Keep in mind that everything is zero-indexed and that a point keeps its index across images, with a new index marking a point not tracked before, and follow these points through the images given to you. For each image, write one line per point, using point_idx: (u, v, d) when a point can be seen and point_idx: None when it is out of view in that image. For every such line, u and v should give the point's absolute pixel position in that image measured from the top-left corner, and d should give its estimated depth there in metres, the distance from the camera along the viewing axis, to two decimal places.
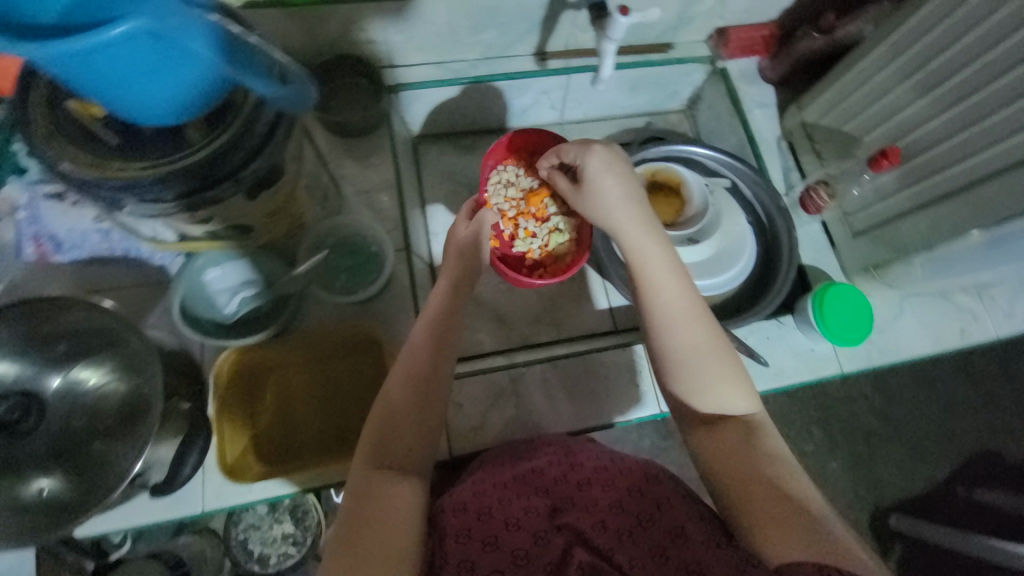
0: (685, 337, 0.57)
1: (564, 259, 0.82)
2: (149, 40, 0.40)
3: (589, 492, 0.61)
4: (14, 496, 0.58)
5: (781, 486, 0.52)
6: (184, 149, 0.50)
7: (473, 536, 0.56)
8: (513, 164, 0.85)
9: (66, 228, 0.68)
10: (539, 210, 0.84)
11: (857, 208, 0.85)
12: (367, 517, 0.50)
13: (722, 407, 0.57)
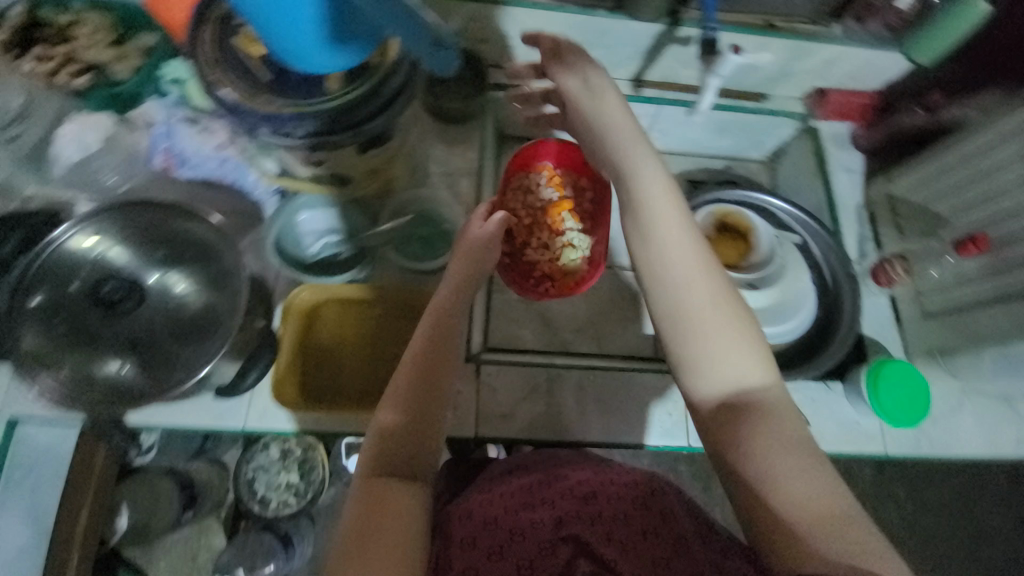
0: (689, 292, 0.55)
1: (573, 275, 0.83)
2: None
3: (594, 505, 0.59)
4: (93, 372, 0.64)
5: (810, 479, 0.48)
6: (323, 96, 0.57)
7: (477, 545, 0.57)
8: (536, 174, 0.87)
9: (189, 146, 0.75)
10: (556, 223, 0.85)
11: (933, 288, 0.84)
12: (369, 522, 0.50)
13: (733, 375, 0.53)
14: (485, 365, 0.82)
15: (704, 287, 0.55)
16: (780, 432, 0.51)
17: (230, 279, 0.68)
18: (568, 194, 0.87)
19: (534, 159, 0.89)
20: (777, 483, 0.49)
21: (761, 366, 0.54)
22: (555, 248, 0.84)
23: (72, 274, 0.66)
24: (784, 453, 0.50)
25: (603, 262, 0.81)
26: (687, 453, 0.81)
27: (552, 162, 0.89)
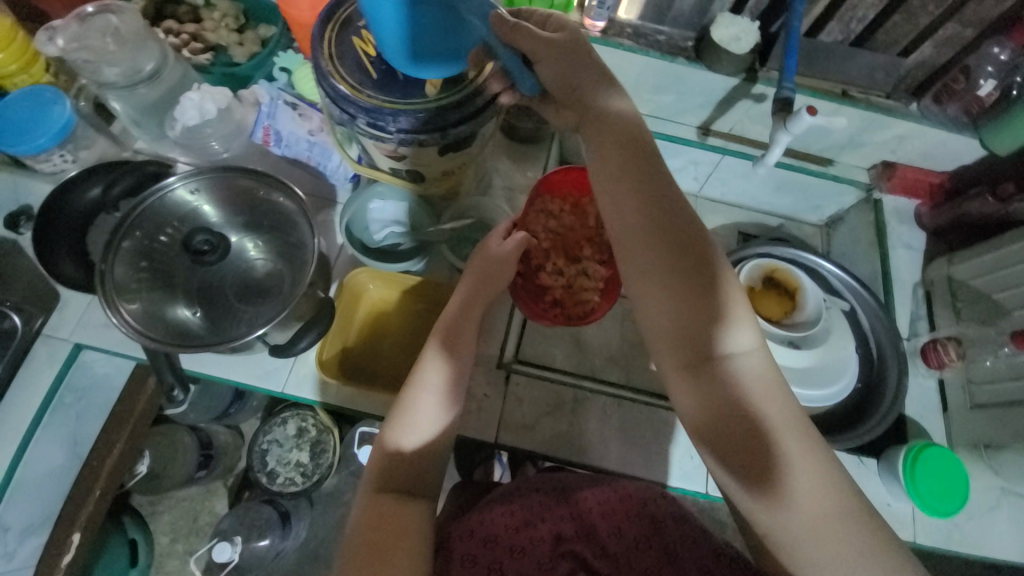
0: (661, 262, 0.53)
1: (583, 305, 0.79)
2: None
3: (589, 518, 0.63)
4: (162, 311, 0.69)
5: (807, 482, 0.47)
6: (419, 97, 0.62)
7: (478, 562, 0.58)
8: (559, 198, 0.84)
9: (286, 126, 0.82)
10: (574, 249, 0.82)
11: (986, 378, 0.82)
12: (378, 538, 0.54)
13: (718, 354, 0.51)
14: (515, 374, 0.84)
15: (679, 257, 0.53)
16: (767, 414, 0.50)
17: (300, 250, 0.74)
18: (590, 221, 0.83)
19: (565, 181, 0.85)
20: (757, 480, 0.48)
21: (742, 334, 0.52)
22: (571, 274, 0.80)
23: (164, 223, 0.72)
24: (773, 442, 0.49)
25: (615, 296, 0.78)
26: (702, 500, 0.79)
27: (577, 186, 0.85)
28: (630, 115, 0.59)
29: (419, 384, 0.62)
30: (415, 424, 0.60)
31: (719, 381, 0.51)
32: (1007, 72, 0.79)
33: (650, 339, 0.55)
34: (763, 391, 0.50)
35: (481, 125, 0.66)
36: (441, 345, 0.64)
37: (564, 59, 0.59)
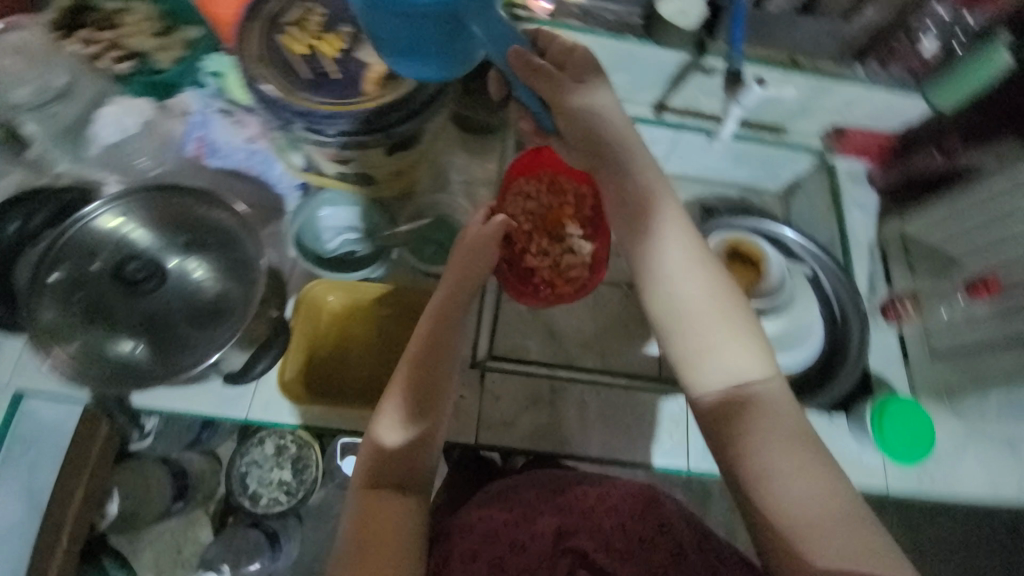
0: (684, 281, 0.56)
1: (572, 284, 0.77)
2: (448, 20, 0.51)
3: (594, 516, 0.62)
4: (104, 348, 0.64)
5: (811, 482, 0.51)
6: (359, 98, 0.60)
7: (479, 558, 0.60)
8: (533, 179, 0.82)
9: (224, 138, 0.80)
10: (556, 229, 0.80)
11: (942, 330, 0.84)
12: (372, 544, 0.54)
13: (733, 370, 0.55)
14: (490, 372, 0.83)
15: (693, 275, 0.57)
16: (775, 425, 0.53)
17: (247, 267, 0.70)
18: (569, 200, 0.82)
19: (537, 162, 0.83)
20: (768, 479, 0.51)
21: (755, 355, 0.56)
22: (556, 254, 0.79)
23: (97, 254, 0.68)
24: (783, 449, 0.52)
25: (604, 270, 0.78)
26: (688, 476, 0.80)
27: (550, 165, 0.84)
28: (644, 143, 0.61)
29: (411, 385, 0.60)
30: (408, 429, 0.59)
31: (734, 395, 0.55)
32: (949, 29, 0.80)
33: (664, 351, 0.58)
34: (781, 405, 0.55)
35: (427, 121, 0.62)
36: (429, 351, 0.62)
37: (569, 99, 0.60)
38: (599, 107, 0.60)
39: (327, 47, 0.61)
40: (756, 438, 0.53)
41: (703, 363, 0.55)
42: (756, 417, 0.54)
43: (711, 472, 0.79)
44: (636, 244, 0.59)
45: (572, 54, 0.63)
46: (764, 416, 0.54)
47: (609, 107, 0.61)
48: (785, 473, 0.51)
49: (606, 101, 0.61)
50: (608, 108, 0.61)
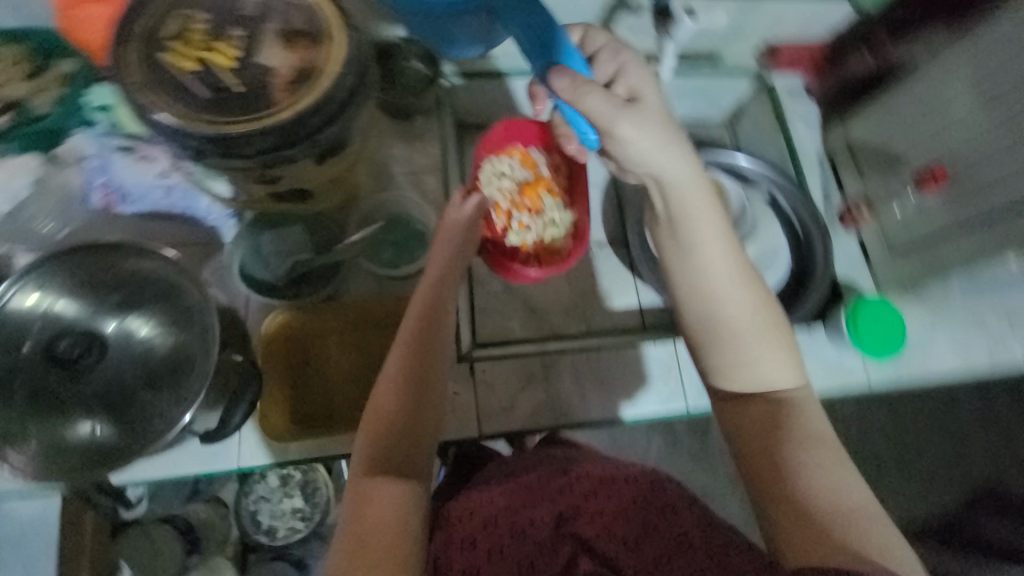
0: (730, 289, 0.58)
1: (558, 253, 0.85)
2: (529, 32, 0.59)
3: (594, 503, 0.62)
4: (64, 434, 0.60)
5: (832, 479, 0.53)
6: (269, 108, 0.52)
7: (479, 545, 0.58)
8: (506, 156, 0.88)
9: (133, 180, 0.73)
10: (534, 203, 0.87)
11: (897, 228, 0.85)
12: (369, 530, 0.51)
13: (766, 376, 0.58)
14: (478, 363, 0.81)
15: (742, 288, 0.58)
16: (802, 427, 0.56)
17: (197, 314, 0.64)
18: (542, 172, 0.89)
19: (507, 139, 0.89)
20: (788, 470, 0.54)
21: (789, 367, 0.58)
22: (538, 227, 0.86)
23: (24, 335, 0.61)
24: (807, 447, 0.55)
25: (585, 236, 0.85)
26: (688, 416, 0.83)
27: (520, 140, 0.90)
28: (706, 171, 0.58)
29: (398, 398, 0.59)
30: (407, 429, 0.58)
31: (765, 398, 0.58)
32: None
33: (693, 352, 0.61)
34: (813, 422, 0.57)
35: (354, 119, 0.56)
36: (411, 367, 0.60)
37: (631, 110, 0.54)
38: (650, 135, 0.54)
39: (220, 58, 0.53)
40: (784, 444, 0.55)
41: (741, 369, 0.58)
42: (785, 424, 0.56)
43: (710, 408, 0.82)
44: (682, 263, 0.59)
45: (622, 78, 0.58)
46: (795, 428, 0.56)
47: (661, 132, 0.55)
48: (804, 477, 0.53)
49: (659, 126, 0.55)
50: (658, 134, 0.55)
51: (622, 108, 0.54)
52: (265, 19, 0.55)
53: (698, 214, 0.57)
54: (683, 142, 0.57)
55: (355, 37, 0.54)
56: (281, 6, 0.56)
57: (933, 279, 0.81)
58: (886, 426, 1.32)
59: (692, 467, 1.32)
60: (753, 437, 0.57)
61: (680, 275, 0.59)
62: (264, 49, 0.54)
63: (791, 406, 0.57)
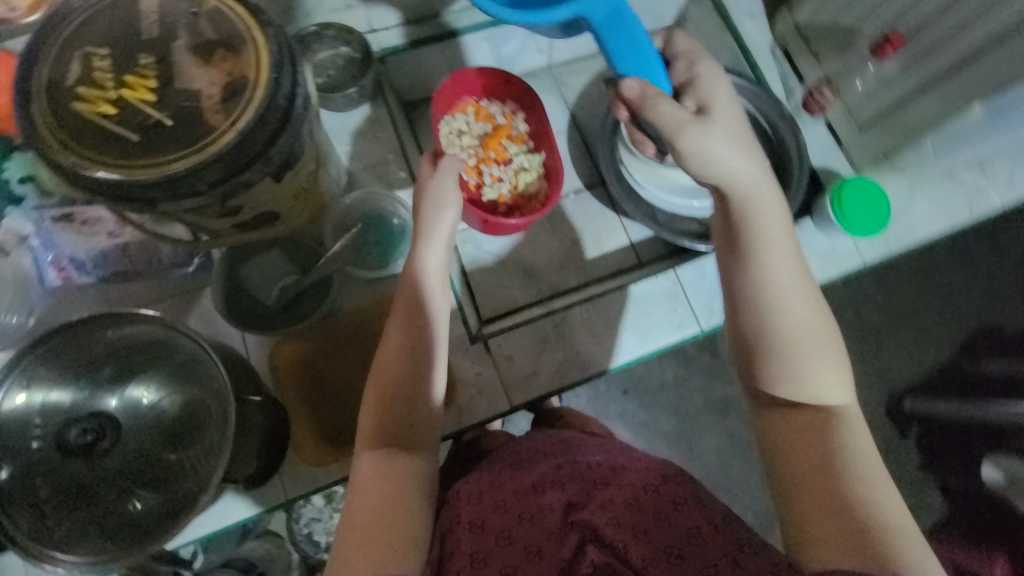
0: (793, 299, 0.57)
1: (535, 198, 0.86)
2: (618, 24, 0.66)
3: (605, 490, 0.59)
4: (104, 517, 0.59)
5: (871, 495, 0.50)
6: (208, 134, 0.47)
7: (486, 529, 0.56)
8: (461, 113, 0.86)
9: (85, 249, 0.68)
10: (499, 153, 0.86)
11: (861, 101, 0.86)
12: (370, 512, 0.54)
13: (819, 392, 0.55)
14: (491, 339, 0.81)
15: (806, 304, 0.57)
16: (852, 443, 0.53)
17: (201, 365, 0.62)
18: (500, 121, 0.88)
19: (455, 95, 0.86)
20: (828, 477, 0.51)
21: (842, 389, 0.56)
22: (509, 175, 0.86)
23: (27, 432, 0.58)
24: (854, 461, 0.52)
25: (557, 172, 0.85)
26: (703, 336, 0.85)
27: (471, 94, 0.88)
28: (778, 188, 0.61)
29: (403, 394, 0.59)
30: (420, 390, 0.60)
31: (816, 413, 0.55)
32: None
33: (740, 351, 0.59)
34: (861, 441, 0.53)
35: (301, 124, 0.53)
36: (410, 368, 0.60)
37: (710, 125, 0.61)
38: (723, 141, 0.60)
39: (137, 93, 0.48)
40: (830, 454, 0.52)
41: (794, 380, 0.55)
42: (834, 440, 0.53)
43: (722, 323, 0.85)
44: (739, 266, 0.58)
45: (693, 90, 0.65)
46: (837, 444, 0.53)
47: (735, 137, 0.61)
48: (849, 493, 0.50)
49: (733, 134, 0.61)
50: (731, 140, 0.60)
51: (690, 121, 0.60)
52: (173, 38, 0.50)
53: (762, 220, 0.59)
54: (756, 151, 0.62)
55: (275, 31, 0.49)
56: (186, 18, 0.50)
57: (908, 147, 0.82)
58: (876, 294, 1.39)
59: (709, 379, 1.37)
60: (793, 449, 0.54)
61: (735, 278, 0.59)
62: (183, 71, 0.49)
63: (836, 423, 0.54)
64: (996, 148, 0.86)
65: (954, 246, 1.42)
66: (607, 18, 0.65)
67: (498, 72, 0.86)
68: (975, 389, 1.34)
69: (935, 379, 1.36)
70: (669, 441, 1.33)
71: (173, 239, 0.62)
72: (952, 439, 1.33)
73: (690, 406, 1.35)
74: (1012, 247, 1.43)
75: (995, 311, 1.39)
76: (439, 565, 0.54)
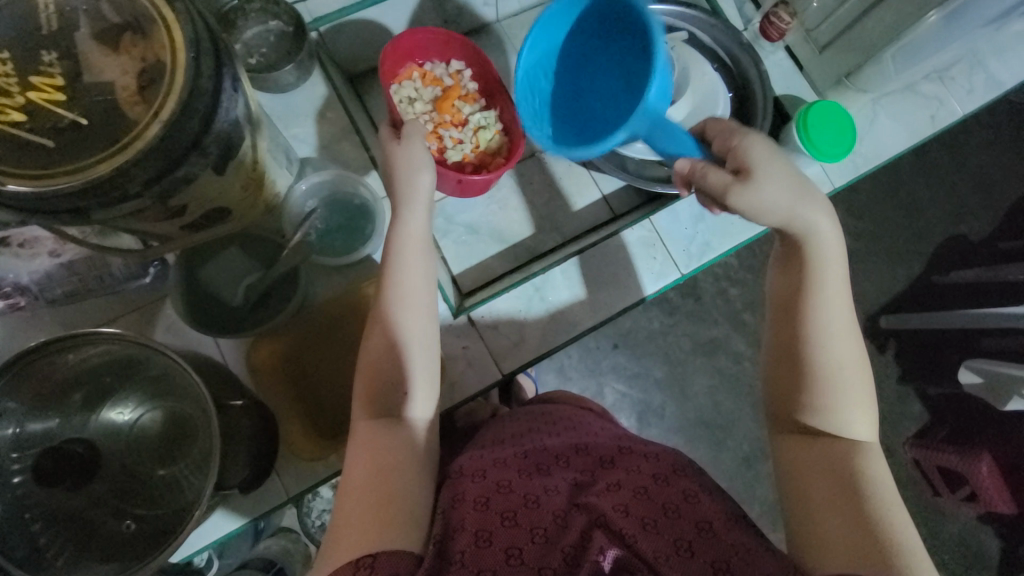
0: (840, 330, 0.58)
1: (500, 154, 0.83)
2: (656, 126, 0.62)
3: (612, 475, 0.60)
4: (103, 541, 0.57)
5: (884, 513, 0.51)
6: (130, 130, 0.42)
7: (490, 506, 0.53)
8: (408, 80, 0.83)
9: (27, 273, 0.64)
10: (454, 115, 0.84)
11: (819, 20, 0.84)
12: (372, 498, 0.53)
13: (848, 424, 0.57)
14: (474, 313, 0.79)
15: (852, 340, 0.59)
16: (875, 467, 0.55)
17: (175, 376, 0.60)
18: (449, 83, 0.85)
19: (398, 61, 0.82)
20: (844, 486, 0.53)
21: (868, 422, 0.58)
22: (469, 137, 0.84)
23: (6, 468, 0.55)
24: (872, 479, 0.54)
25: (517, 126, 0.83)
26: (684, 280, 0.86)
27: (413, 59, 0.84)
28: (839, 231, 0.61)
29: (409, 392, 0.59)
30: (420, 393, 0.60)
31: (846, 440, 0.56)
32: None
33: (773, 368, 0.61)
34: (878, 470, 0.55)
35: (232, 107, 0.48)
36: (393, 367, 0.59)
37: (769, 175, 0.59)
38: (778, 197, 0.58)
39: (44, 93, 0.43)
40: (853, 472, 0.54)
41: (827, 409, 0.57)
42: (858, 467, 0.54)
43: (701, 265, 0.86)
44: (789, 301, 0.60)
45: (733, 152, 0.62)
46: (856, 469, 0.54)
47: (791, 189, 0.59)
48: (868, 508, 0.52)
49: (789, 186, 0.59)
50: (784, 188, 0.59)
51: (736, 180, 0.59)
52: (75, 28, 0.44)
53: (817, 262, 0.60)
54: (814, 198, 0.60)
55: (185, 5, 0.44)
56: (85, 4, 0.44)
57: (869, 64, 0.81)
58: (847, 219, 1.41)
59: (695, 322, 1.39)
60: (810, 463, 0.56)
61: (785, 307, 0.60)
62: (93, 63, 0.44)
63: (858, 452, 0.56)
64: (954, 56, 0.86)
65: (918, 161, 1.44)
66: (648, 128, 0.62)
67: (434, 31, 0.80)
68: (947, 298, 1.40)
69: (909, 294, 1.40)
70: (662, 387, 1.36)
71: (118, 250, 0.57)
72: (928, 349, 1.40)
73: (679, 352, 1.38)
74: (974, 156, 1.46)
75: (962, 221, 1.43)
76: (443, 542, 0.50)
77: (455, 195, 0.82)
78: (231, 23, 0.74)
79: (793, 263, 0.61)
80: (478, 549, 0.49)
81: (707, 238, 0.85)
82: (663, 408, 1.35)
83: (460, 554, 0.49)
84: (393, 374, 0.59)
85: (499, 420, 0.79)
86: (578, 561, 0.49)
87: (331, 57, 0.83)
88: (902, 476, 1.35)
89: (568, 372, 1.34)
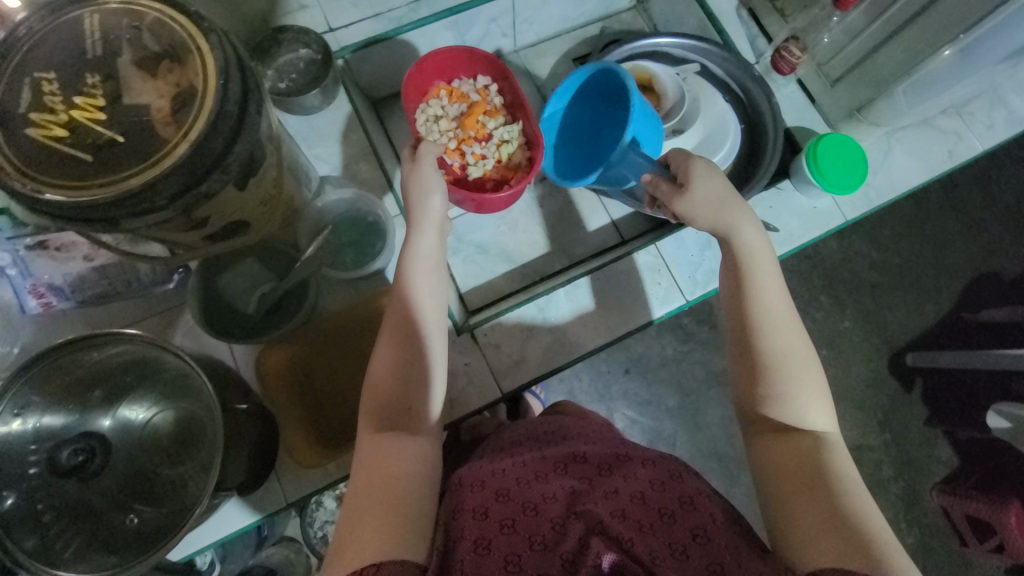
0: (784, 324, 0.59)
1: (522, 168, 0.86)
2: (627, 152, 0.74)
3: (609, 483, 0.58)
4: (107, 531, 0.60)
5: (864, 517, 0.50)
6: (164, 145, 0.46)
7: (490, 515, 0.53)
8: (435, 98, 0.86)
9: (61, 275, 0.70)
10: (478, 130, 0.86)
11: (830, 54, 0.86)
12: (371, 492, 0.54)
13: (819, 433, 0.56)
14: (476, 329, 0.81)
15: (793, 336, 0.59)
16: (842, 468, 0.53)
17: (190, 378, 0.64)
18: (475, 98, 0.88)
19: (428, 82, 0.87)
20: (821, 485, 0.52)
21: (823, 415, 0.57)
22: (492, 151, 0.86)
23: (24, 458, 0.58)
24: (851, 488, 0.52)
25: (538, 140, 0.83)
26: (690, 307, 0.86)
27: (441, 77, 0.88)
28: (767, 235, 0.63)
29: (397, 392, 0.60)
30: (432, 397, 0.61)
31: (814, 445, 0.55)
32: None
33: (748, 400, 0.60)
34: (844, 466, 0.54)
35: (255, 130, 0.52)
36: (399, 369, 0.60)
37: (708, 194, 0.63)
38: (707, 204, 0.63)
39: (86, 113, 0.47)
40: (823, 466, 0.53)
41: (810, 416, 0.56)
42: (828, 466, 0.53)
43: (708, 293, 0.85)
44: (733, 301, 0.61)
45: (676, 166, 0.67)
46: (824, 465, 0.53)
47: (720, 198, 0.63)
48: (854, 519, 0.49)
49: (718, 196, 0.63)
50: (713, 199, 0.63)
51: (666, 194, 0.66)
52: (119, 55, 0.49)
53: (746, 259, 0.62)
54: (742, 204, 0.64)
55: (219, 37, 0.48)
56: (129, 33, 0.49)
57: (880, 99, 0.81)
58: (870, 251, 1.38)
59: (710, 349, 1.37)
60: (796, 466, 0.54)
61: (731, 301, 0.61)
62: (132, 87, 0.48)
63: (829, 450, 0.55)
64: (973, 92, 0.85)
65: (947, 196, 1.41)
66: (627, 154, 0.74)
67: (465, 51, 0.84)
68: (979, 337, 1.34)
69: (937, 331, 1.35)
70: (674, 415, 1.33)
71: (149, 258, 0.60)
72: (957, 389, 1.33)
73: (692, 380, 1.35)
74: (1006, 192, 1.42)
75: (994, 258, 1.38)
76: (446, 551, 0.51)
77: (471, 209, 0.83)
78: (266, 49, 0.80)
79: (731, 263, 0.63)
80: (477, 558, 0.49)
81: (714, 266, 0.86)
82: (674, 437, 1.32)
83: (460, 563, 0.49)
84: (395, 385, 0.60)
85: (505, 429, 0.78)
86: (576, 567, 0.48)
87: (356, 83, 0.89)
88: (928, 524, 1.27)
89: (578, 394, 1.33)
